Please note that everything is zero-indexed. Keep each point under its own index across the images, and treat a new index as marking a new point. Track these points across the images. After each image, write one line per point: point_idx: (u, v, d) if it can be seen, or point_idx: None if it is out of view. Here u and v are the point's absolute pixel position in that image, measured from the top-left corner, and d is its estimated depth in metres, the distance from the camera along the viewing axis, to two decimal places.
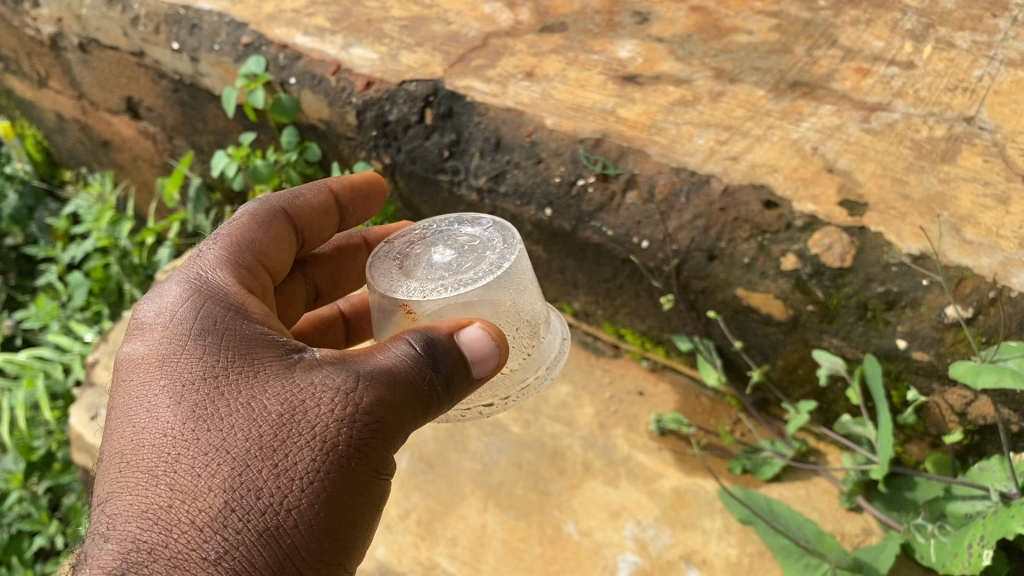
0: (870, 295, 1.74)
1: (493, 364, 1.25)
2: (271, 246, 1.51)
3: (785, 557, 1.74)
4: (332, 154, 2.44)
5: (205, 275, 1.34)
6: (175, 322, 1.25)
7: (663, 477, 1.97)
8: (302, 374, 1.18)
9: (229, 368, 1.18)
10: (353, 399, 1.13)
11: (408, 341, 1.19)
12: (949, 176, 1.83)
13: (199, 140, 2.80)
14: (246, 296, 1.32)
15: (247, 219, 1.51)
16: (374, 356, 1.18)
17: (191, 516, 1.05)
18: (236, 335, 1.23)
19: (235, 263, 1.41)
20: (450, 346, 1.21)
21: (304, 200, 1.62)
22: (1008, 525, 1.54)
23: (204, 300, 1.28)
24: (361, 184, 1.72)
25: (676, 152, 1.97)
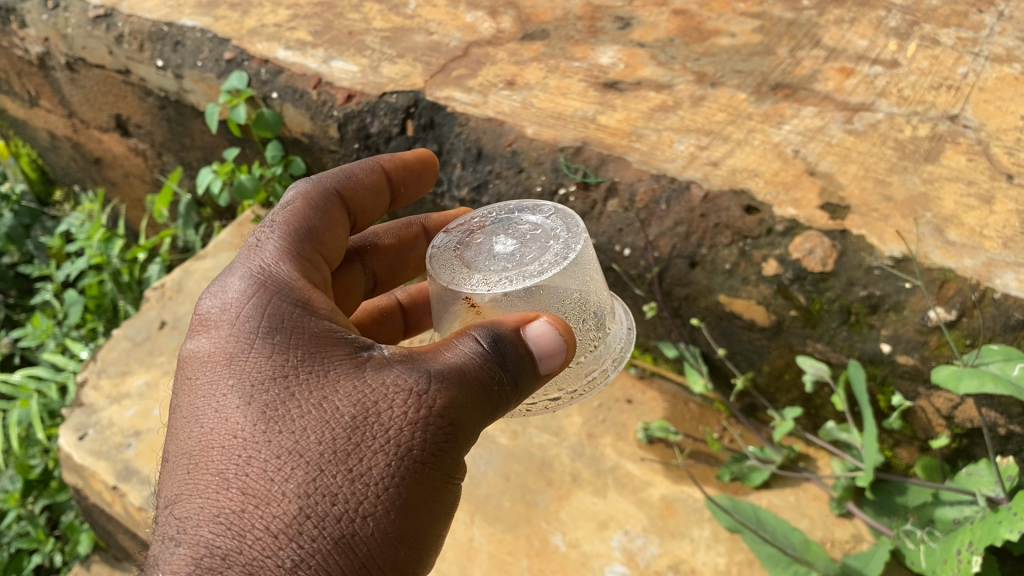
0: (853, 300, 1.71)
1: (561, 361, 1.18)
2: (329, 230, 1.36)
3: (773, 565, 1.71)
4: (316, 167, 2.44)
5: (267, 263, 1.23)
6: (236, 311, 1.15)
7: (652, 486, 1.95)
8: (374, 369, 1.09)
9: (299, 365, 1.08)
10: (428, 400, 1.04)
11: (476, 337, 1.11)
12: (932, 176, 1.81)
13: (188, 155, 2.81)
14: (310, 286, 1.21)
15: (302, 202, 1.36)
16: (442, 353, 1.10)
17: (265, 521, 0.96)
18: (304, 331, 1.12)
19: (296, 252, 1.27)
20: (517, 341, 1.13)
21: (357, 180, 1.47)
22: (996, 532, 1.52)
23: (267, 288, 1.18)
24: (413, 161, 1.58)
25: (656, 159, 1.96)
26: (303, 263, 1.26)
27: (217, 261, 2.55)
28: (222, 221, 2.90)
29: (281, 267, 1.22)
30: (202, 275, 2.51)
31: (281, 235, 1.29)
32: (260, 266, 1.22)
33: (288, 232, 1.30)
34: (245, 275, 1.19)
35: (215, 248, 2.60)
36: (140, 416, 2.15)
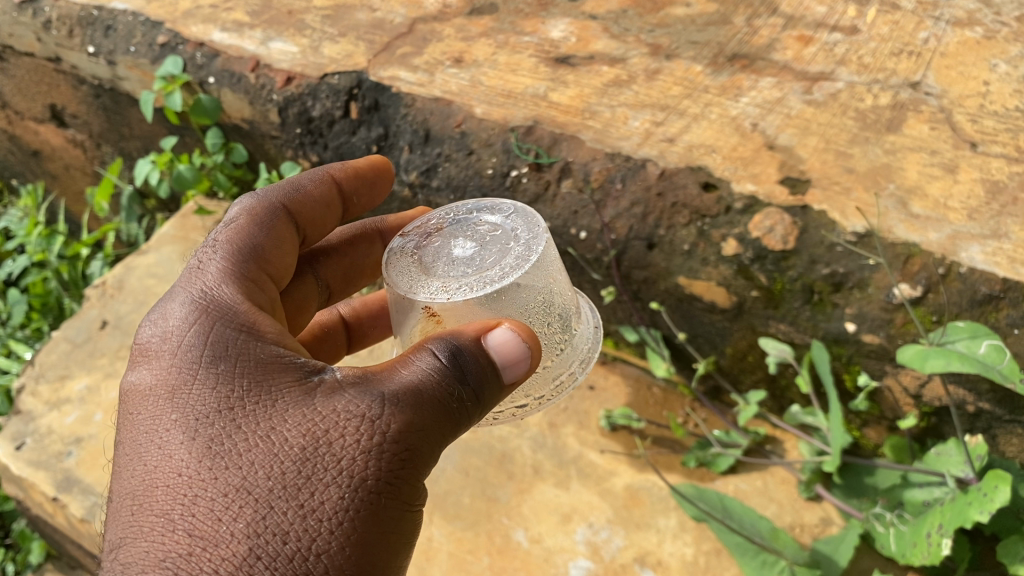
0: (815, 278, 1.65)
1: (527, 369, 1.07)
2: (275, 248, 1.26)
3: (741, 555, 1.65)
4: (259, 154, 2.34)
5: (210, 285, 1.12)
6: (178, 338, 1.05)
7: (616, 475, 1.89)
8: (326, 394, 0.99)
9: (245, 394, 0.98)
10: (380, 427, 0.95)
11: (432, 352, 1.02)
12: (894, 146, 1.75)
13: (127, 146, 2.69)
14: (258, 309, 1.11)
15: (246, 219, 1.26)
16: (396, 372, 1.00)
17: (212, 565, 0.86)
18: (249, 357, 1.02)
19: (241, 273, 1.17)
20: (477, 353, 1.03)
21: (307, 193, 1.36)
22: (966, 513, 1.48)
23: (210, 308, 1.07)
24: (369, 172, 1.47)
25: (611, 136, 1.88)
26: (250, 282, 1.16)
27: (161, 256, 2.45)
28: (167, 213, 2.77)
29: (224, 289, 1.11)
30: (145, 271, 2.41)
31: (225, 254, 1.19)
32: (202, 289, 1.11)
33: (233, 253, 1.19)
34: (186, 299, 1.09)
35: (158, 242, 2.49)
36: (81, 422, 2.05)
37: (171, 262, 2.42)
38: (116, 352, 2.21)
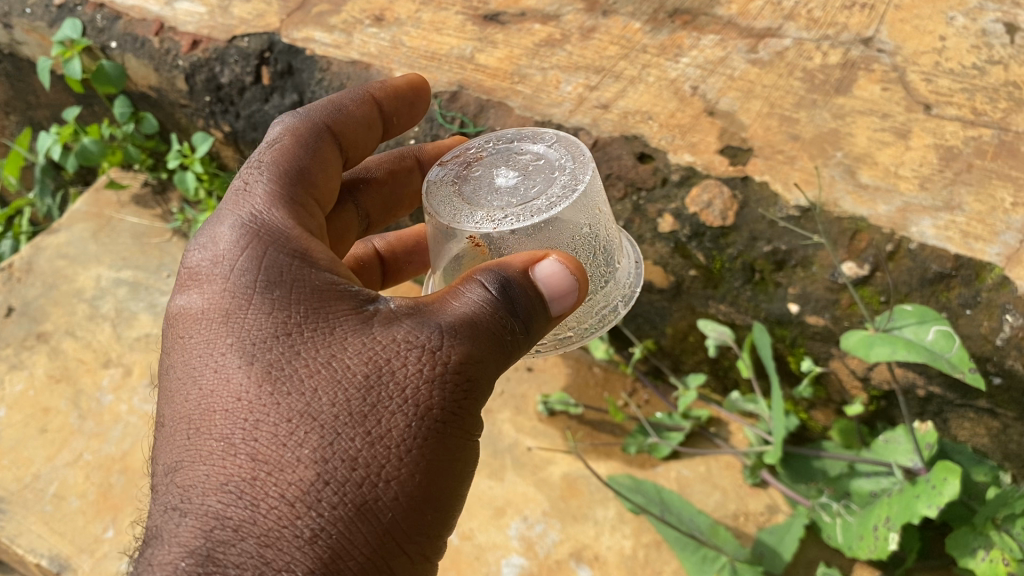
0: (756, 256, 1.53)
1: (575, 301, 0.94)
2: (321, 171, 1.10)
3: (682, 549, 1.55)
4: (171, 124, 2.17)
5: (252, 201, 0.99)
6: (228, 261, 0.94)
7: (553, 464, 1.79)
8: (381, 323, 0.89)
9: (301, 317, 0.89)
10: (442, 359, 0.85)
11: (481, 282, 0.90)
12: (843, 110, 1.63)
13: (36, 115, 2.49)
14: (305, 229, 0.98)
15: (290, 137, 1.10)
16: (450, 301, 0.90)
17: (279, 488, 0.80)
18: (302, 282, 0.91)
19: (285, 187, 1.03)
20: (525, 284, 0.91)
21: (348, 112, 1.18)
22: (914, 508, 1.39)
23: (257, 228, 0.96)
24: (410, 87, 1.27)
25: (541, 102, 1.73)
26: (297, 202, 1.02)
27: (73, 235, 2.27)
28: (84, 185, 2.61)
29: (268, 206, 0.98)
30: (54, 252, 2.24)
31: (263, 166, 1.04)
32: (249, 209, 0.99)
33: (276, 172, 1.04)
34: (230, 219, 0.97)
35: (69, 220, 2.31)
36: None
37: (83, 242, 2.25)
38: (21, 341, 2.06)
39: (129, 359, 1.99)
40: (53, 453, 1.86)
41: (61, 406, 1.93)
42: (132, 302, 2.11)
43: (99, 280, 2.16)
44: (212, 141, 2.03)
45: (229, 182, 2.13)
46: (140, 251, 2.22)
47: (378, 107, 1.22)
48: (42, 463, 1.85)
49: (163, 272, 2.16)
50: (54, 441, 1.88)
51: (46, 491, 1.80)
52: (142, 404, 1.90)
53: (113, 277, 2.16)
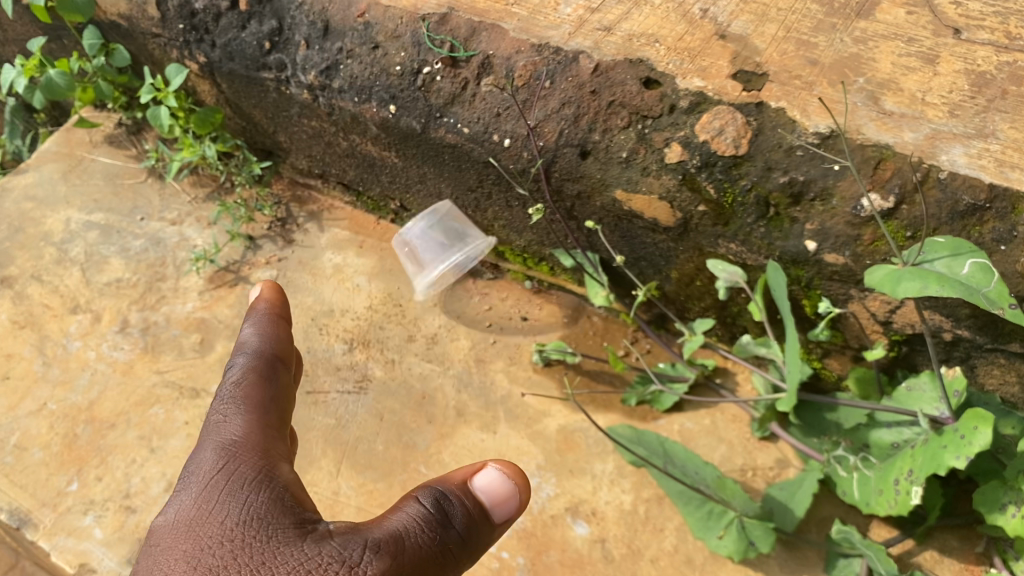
0: (771, 188, 1.40)
1: (516, 509, 0.96)
2: (286, 405, 1.06)
3: (684, 504, 1.45)
4: (143, 56, 2.03)
5: (224, 427, 0.99)
6: (192, 490, 0.94)
7: (548, 416, 1.68)
8: (322, 538, 0.90)
9: (249, 535, 0.89)
10: (365, 570, 0.86)
11: (419, 499, 0.92)
12: (865, 34, 1.50)
13: None
14: (274, 442, 0.99)
15: (254, 375, 1.05)
16: (384, 519, 0.92)
17: None
18: (259, 505, 0.91)
19: (269, 417, 1.02)
20: (466, 500, 0.93)
21: (277, 337, 1.12)
22: (941, 459, 1.28)
23: (235, 445, 0.97)
24: (275, 292, 1.19)
25: (538, 25, 1.60)
26: (271, 427, 1.01)
27: (42, 176, 2.14)
28: (56, 127, 2.46)
29: (242, 429, 0.99)
30: (21, 193, 2.11)
31: (246, 395, 1.02)
32: (223, 434, 0.98)
33: (252, 405, 1.02)
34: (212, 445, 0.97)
35: (37, 159, 2.17)
36: None
37: (52, 182, 2.13)
38: None
39: (99, 305, 1.88)
40: (16, 402, 1.74)
41: (25, 353, 1.82)
42: (103, 246, 1.99)
43: (68, 223, 2.04)
44: (186, 73, 1.87)
45: (206, 119, 1.94)
46: (113, 193, 2.09)
47: (279, 319, 1.16)
48: (3, 412, 1.73)
49: (137, 215, 2.04)
50: (17, 390, 1.76)
51: (8, 442, 1.69)
52: (112, 351, 1.80)
53: (84, 220, 2.04)
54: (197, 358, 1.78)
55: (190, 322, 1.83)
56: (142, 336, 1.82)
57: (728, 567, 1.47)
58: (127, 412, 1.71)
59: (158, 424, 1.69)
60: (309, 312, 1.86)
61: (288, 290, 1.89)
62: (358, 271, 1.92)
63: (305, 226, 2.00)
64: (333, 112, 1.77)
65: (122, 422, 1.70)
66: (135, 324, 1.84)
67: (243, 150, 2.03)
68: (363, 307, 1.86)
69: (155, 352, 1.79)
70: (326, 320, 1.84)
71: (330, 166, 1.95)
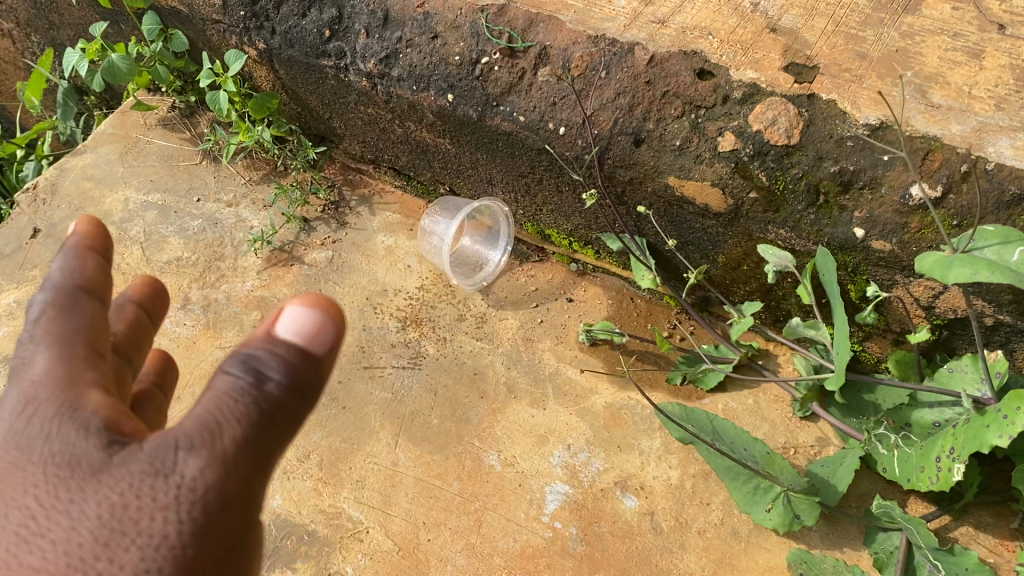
0: (822, 177, 1.46)
1: (335, 339, 0.89)
2: (95, 327, 0.93)
3: (732, 479, 1.51)
4: (201, 42, 2.10)
5: (33, 379, 0.88)
6: (12, 444, 0.87)
7: (596, 393, 1.75)
8: (136, 447, 0.84)
9: (67, 476, 0.83)
10: (187, 471, 0.82)
11: (228, 369, 0.84)
12: (912, 29, 1.55)
13: (59, 35, 2.43)
14: (80, 373, 0.88)
15: (52, 309, 0.91)
16: (201, 399, 0.85)
17: None
18: (71, 446, 0.83)
19: (74, 348, 0.90)
20: (272, 353, 0.85)
21: (83, 269, 0.96)
22: (984, 438, 1.34)
23: (36, 390, 0.87)
24: (96, 226, 1.02)
25: (594, 17, 1.66)
26: (79, 358, 0.89)
27: (99, 156, 2.22)
28: (108, 110, 2.53)
29: (43, 367, 0.88)
30: (80, 173, 2.19)
31: (41, 326, 0.90)
32: (28, 378, 0.88)
33: (52, 336, 0.90)
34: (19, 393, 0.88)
35: (93, 141, 2.26)
36: (10, 339, 1.87)
37: (110, 163, 2.20)
38: (48, 262, 2.00)
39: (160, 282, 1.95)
40: None
41: None
42: (162, 225, 2.06)
43: (127, 203, 2.11)
44: (245, 59, 1.93)
45: (264, 104, 2.02)
46: (169, 174, 2.17)
47: (98, 255, 0.99)
48: None
49: (194, 196, 2.12)
50: None
51: None
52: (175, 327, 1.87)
53: (142, 200, 2.12)
54: None
55: (250, 300, 1.92)
56: (204, 313, 1.89)
57: (772, 539, 1.53)
58: (192, 384, 1.79)
59: None
60: (363, 291, 1.93)
61: (343, 271, 1.97)
62: (409, 252, 2.00)
63: (357, 210, 2.10)
64: (391, 98, 1.85)
65: (187, 394, 1.77)
66: (197, 301, 1.92)
67: (298, 134, 2.15)
68: (415, 287, 1.94)
69: (217, 328, 1.87)
70: (379, 300, 1.92)
71: (383, 151, 2.07)
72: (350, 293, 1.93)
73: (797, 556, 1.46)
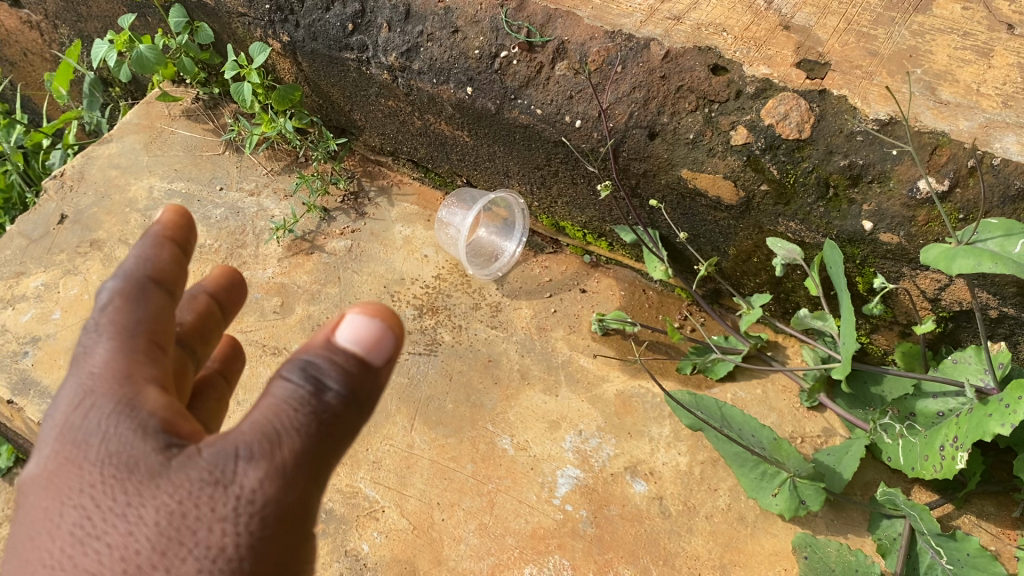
0: (831, 170, 1.50)
1: (393, 349, 0.88)
2: (162, 321, 0.94)
3: (739, 466, 1.54)
4: (226, 35, 2.15)
5: (92, 371, 0.88)
6: (65, 441, 0.86)
7: (607, 381, 1.79)
8: (193, 453, 0.83)
9: (122, 477, 0.83)
10: (245, 482, 0.81)
11: (286, 376, 0.84)
12: (923, 27, 1.59)
13: (86, 27, 2.48)
14: (144, 368, 0.89)
15: (120, 299, 0.92)
16: (259, 404, 0.84)
17: None
18: (127, 445, 0.83)
19: (137, 342, 0.90)
20: (333, 359, 0.84)
21: (157, 260, 0.97)
22: (985, 426, 1.37)
23: (96, 382, 0.87)
24: (180, 216, 1.05)
25: (610, 13, 1.70)
26: (140, 353, 0.90)
27: (124, 145, 2.28)
28: (132, 102, 2.60)
29: (105, 360, 0.88)
30: (106, 161, 2.24)
31: (104, 320, 0.91)
32: (87, 371, 0.88)
33: (113, 329, 0.90)
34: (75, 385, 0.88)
35: (120, 131, 2.31)
36: (38, 321, 1.92)
37: (135, 152, 2.26)
38: (75, 247, 2.06)
39: None
40: None
41: None
42: None
43: (151, 191, 2.17)
44: (269, 51, 1.98)
45: (287, 96, 2.06)
46: (193, 163, 2.22)
47: (175, 247, 1.01)
48: None
49: (216, 185, 2.17)
50: None
51: None
52: None
53: (166, 188, 2.17)
54: (278, 320, 1.91)
55: (271, 287, 1.97)
56: None
57: (778, 525, 1.57)
58: None
59: (242, 379, 1.81)
60: (381, 279, 1.98)
61: (361, 259, 2.02)
62: (426, 242, 2.05)
63: (376, 201, 2.14)
64: (411, 91, 1.90)
65: None
66: None
67: (319, 127, 2.20)
68: (432, 276, 1.98)
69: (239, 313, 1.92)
70: (397, 288, 1.96)
71: (401, 143, 2.12)
72: (368, 281, 1.98)
73: (802, 540, 1.50)
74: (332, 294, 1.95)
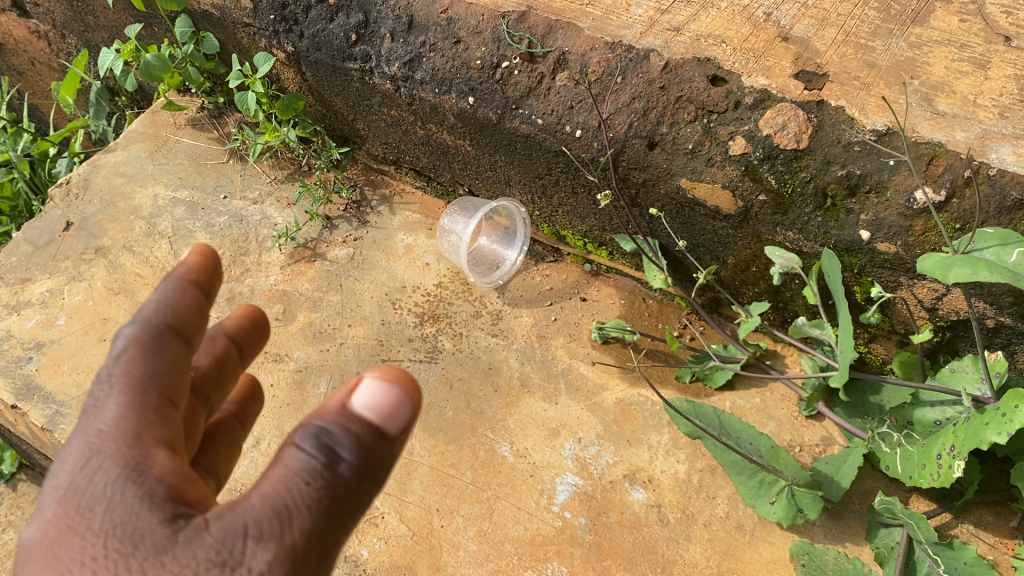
0: (829, 180, 1.51)
1: (409, 416, 0.86)
2: (174, 375, 0.91)
3: (737, 474, 1.55)
4: (231, 45, 2.17)
5: (100, 431, 0.85)
6: (69, 506, 0.84)
7: (607, 389, 1.80)
8: (202, 526, 0.81)
9: (126, 550, 0.80)
10: (254, 563, 0.79)
11: (299, 445, 0.82)
12: (920, 39, 1.60)
13: (93, 37, 2.51)
14: (156, 426, 0.86)
15: (134, 349, 0.90)
16: (271, 475, 0.82)
17: None
18: (133, 516, 0.80)
19: (148, 399, 0.88)
20: (350, 430, 0.82)
21: (178, 306, 0.95)
22: (982, 434, 1.38)
23: (104, 444, 0.85)
24: (205, 259, 1.03)
25: (611, 24, 1.72)
26: (151, 410, 0.87)
27: (130, 154, 2.30)
28: (138, 110, 2.64)
29: (116, 419, 0.86)
30: (112, 169, 2.26)
31: (116, 375, 0.89)
32: (95, 430, 0.85)
33: (125, 384, 0.88)
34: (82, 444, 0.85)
35: (126, 139, 2.33)
36: (43, 327, 1.94)
37: (140, 161, 2.28)
38: (80, 254, 2.07)
39: None
40: None
41: (120, 316, 1.95)
42: (189, 221, 2.13)
43: (156, 199, 2.19)
44: (273, 61, 2.00)
45: (291, 105, 2.08)
46: (197, 172, 2.24)
47: (196, 293, 0.99)
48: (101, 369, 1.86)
49: (220, 193, 2.19)
50: None
51: None
52: None
53: (171, 196, 2.19)
54: (281, 327, 1.92)
55: (273, 294, 1.98)
56: (229, 304, 1.96)
57: (776, 533, 1.57)
58: None
59: None
60: (382, 287, 1.99)
61: (363, 267, 2.03)
62: (428, 250, 2.06)
63: (378, 209, 2.16)
64: (414, 101, 1.91)
65: None
66: (222, 294, 1.98)
67: (323, 136, 2.22)
68: (433, 284, 2.00)
69: None
70: (398, 295, 1.98)
71: (404, 153, 2.14)
72: (370, 288, 1.99)
73: (800, 548, 1.50)
74: (334, 301, 1.97)
